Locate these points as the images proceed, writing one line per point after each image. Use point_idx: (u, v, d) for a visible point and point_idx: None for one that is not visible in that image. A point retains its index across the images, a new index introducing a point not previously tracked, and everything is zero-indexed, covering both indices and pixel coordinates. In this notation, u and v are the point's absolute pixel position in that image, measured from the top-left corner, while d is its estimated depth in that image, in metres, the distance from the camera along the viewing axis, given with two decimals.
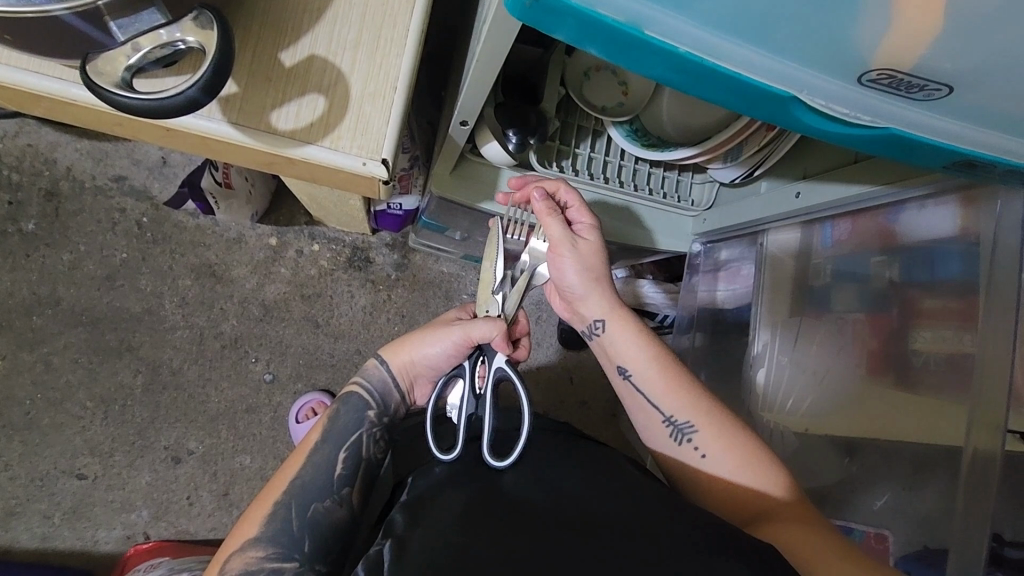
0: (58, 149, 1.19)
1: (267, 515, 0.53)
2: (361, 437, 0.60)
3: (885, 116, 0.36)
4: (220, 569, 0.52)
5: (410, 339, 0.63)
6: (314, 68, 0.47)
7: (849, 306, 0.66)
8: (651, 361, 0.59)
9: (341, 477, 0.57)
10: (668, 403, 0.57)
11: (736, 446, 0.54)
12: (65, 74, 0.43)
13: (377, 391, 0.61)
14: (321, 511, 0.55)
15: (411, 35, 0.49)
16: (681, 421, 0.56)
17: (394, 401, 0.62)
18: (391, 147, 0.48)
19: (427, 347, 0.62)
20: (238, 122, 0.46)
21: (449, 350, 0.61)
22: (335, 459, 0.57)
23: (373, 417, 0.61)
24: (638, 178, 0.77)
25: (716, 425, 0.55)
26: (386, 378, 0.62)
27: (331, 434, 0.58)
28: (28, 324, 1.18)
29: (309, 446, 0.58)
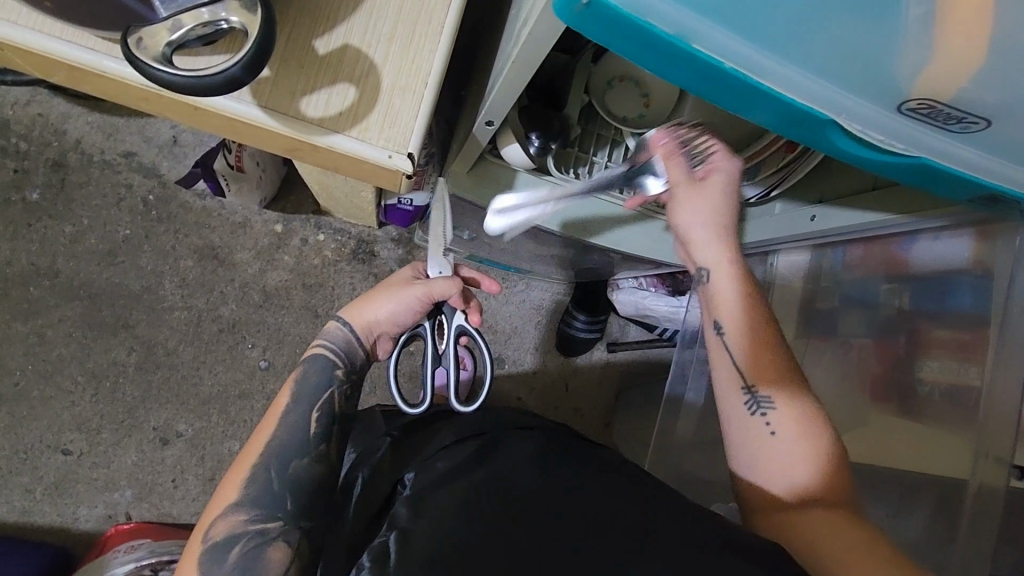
0: (68, 121, 1.18)
1: (244, 480, 0.53)
2: (332, 395, 0.59)
3: (920, 146, 0.36)
4: (203, 538, 0.51)
5: (369, 298, 0.61)
6: (347, 58, 0.47)
7: (856, 330, 0.66)
8: (750, 327, 0.59)
9: (315, 435, 0.56)
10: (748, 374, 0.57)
11: (811, 437, 0.53)
12: (98, 46, 0.43)
13: (342, 349, 0.60)
14: (301, 469, 0.54)
15: (445, 32, 0.49)
16: (762, 394, 0.56)
17: (360, 358, 0.61)
18: (418, 142, 0.48)
19: (389, 305, 0.61)
20: (267, 106, 0.46)
21: (414, 306, 0.61)
22: (307, 419, 0.57)
23: (340, 375, 0.59)
24: None
25: (800, 411, 0.55)
26: (349, 337, 0.60)
27: (301, 397, 0.57)
28: (24, 294, 1.16)
29: (279, 410, 0.57)
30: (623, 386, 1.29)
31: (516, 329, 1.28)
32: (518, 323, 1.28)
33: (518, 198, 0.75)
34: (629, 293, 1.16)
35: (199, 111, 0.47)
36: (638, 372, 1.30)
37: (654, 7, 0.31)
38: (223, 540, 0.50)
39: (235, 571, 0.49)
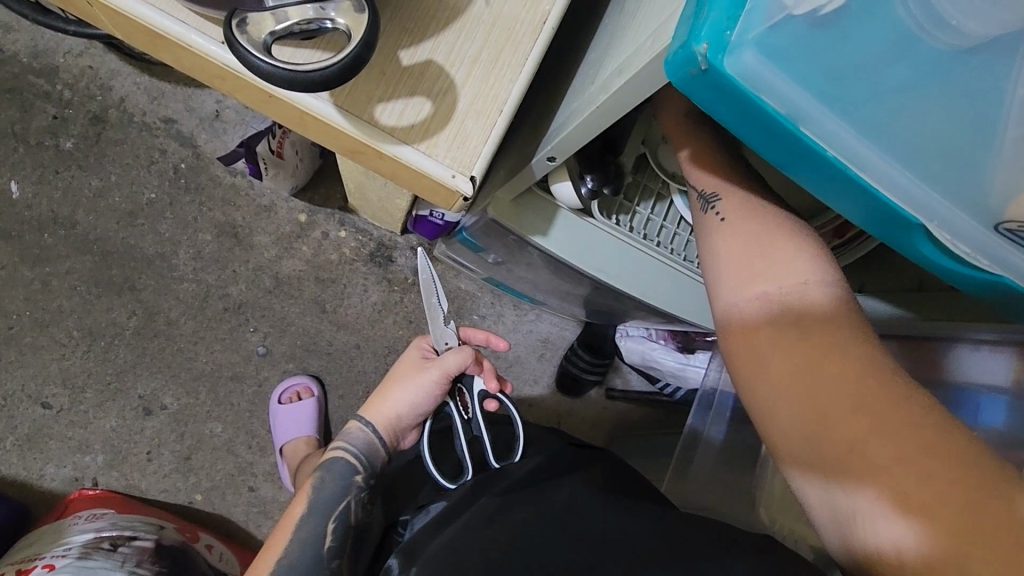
0: (116, 78, 1.18)
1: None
2: (350, 504, 0.56)
3: (1003, 264, 0.35)
4: None
5: (387, 394, 0.62)
6: (428, 73, 0.47)
7: None
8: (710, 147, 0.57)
9: (330, 549, 0.53)
10: (700, 185, 0.56)
11: (750, 236, 0.51)
12: (189, 19, 0.42)
13: (364, 453, 0.59)
14: None
15: (528, 65, 0.49)
16: (708, 193, 0.55)
17: (381, 459, 0.60)
18: (482, 167, 0.48)
19: (408, 396, 0.61)
20: (343, 107, 0.46)
21: (434, 390, 0.62)
22: (323, 530, 0.54)
23: (360, 480, 0.58)
24: (688, 249, 0.79)
25: (746, 212, 0.52)
26: (370, 439, 0.59)
27: (317, 504, 0.55)
28: (37, 239, 1.15)
29: (291, 520, 0.54)
30: (616, 434, 1.28)
31: (519, 359, 1.26)
32: (523, 353, 1.27)
33: (556, 234, 0.75)
34: (638, 343, 1.15)
35: (273, 99, 0.46)
36: (633, 422, 1.28)
37: (772, 84, 0.30)
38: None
39: None
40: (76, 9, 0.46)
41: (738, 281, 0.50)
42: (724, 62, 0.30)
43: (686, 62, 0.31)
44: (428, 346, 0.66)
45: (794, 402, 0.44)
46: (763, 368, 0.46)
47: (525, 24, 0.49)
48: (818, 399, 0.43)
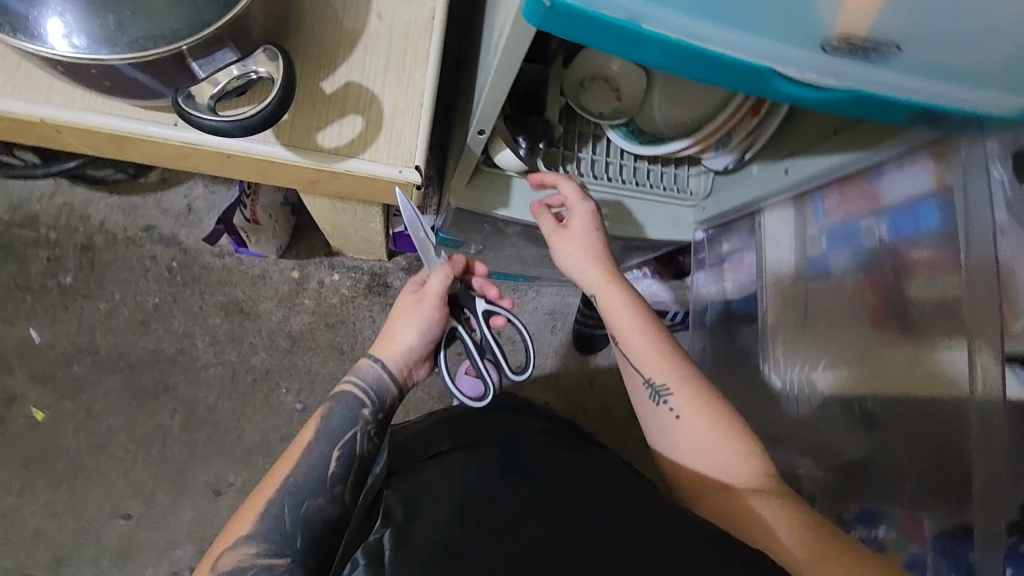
0: (90, 206, 1.27)
1: (257, 512, 0.59)
2: (356, 434, 0.65)
3: (846, 77, 0.42)
4: (213, 561, 0.57)
5: (388, 330, 0.68)
6: (350, 92, 0.54)
7: (846, 269, 0.72)
8: (642, 328, 0.65)
9: (333, 476, 0.62)
10: (648, 370, 0.63)
11: (698, 424, 0.60)
12: (142, 114, 0.50)
13: (368, 387, 0.66)
14: (313, 508, 0.60)
15: (431, 58, 0.56)
16: (658, 383, 0.62)
17: (388, 394, 0.67)
18: (422, 155, 0.55)
19: (405, 329, 0.67)
20: (290, 144, 0.53)
21: (434, 315, 0.67)
22: (328, 457, 0.62)
23: (367, 414, 0.66)
24: (638, 175, 0.84)
25: (691, 392, 0.61)
26: (374, 374, 0.66)
27: (324, 435, 0.63)
28: (69, 373, 1.23)
29: (301, 445, 0.63)
30: None
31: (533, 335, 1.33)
32: (534, 329, 1.34)
33: (516, 201, 0.81)
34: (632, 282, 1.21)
35: (231, 158, 0.53)
36: None
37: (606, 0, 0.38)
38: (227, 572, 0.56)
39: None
40: (48, 141, 0.54)
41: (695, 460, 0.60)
42: None
43: (535, 5, 0.38)
44: (420, 277, 0.70)
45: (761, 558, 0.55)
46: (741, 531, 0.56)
47: (419, 25, 0.56)
48: (786, 553, 0.53)
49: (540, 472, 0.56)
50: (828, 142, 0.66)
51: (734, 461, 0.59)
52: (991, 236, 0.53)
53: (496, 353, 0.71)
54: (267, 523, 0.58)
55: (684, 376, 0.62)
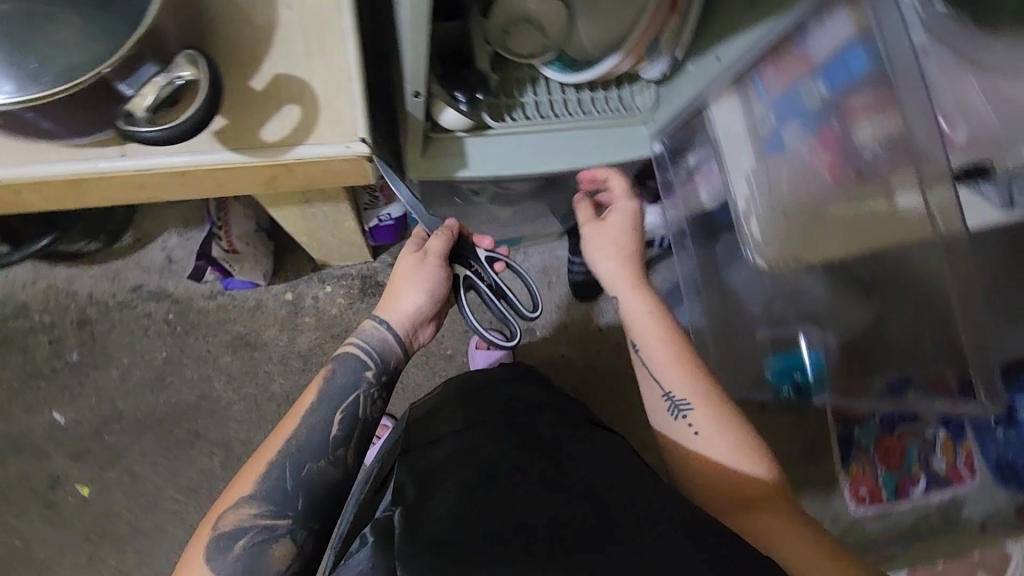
0: (76, 281, 1.30)
1: (260, 473, 0.66)
2: (358, 396, 0.73)
3: None
4: (215, 521, 0.64)
5: (392, 290, 0.76)
6: (280, 84, 0.56)
7: (800, 137, 0.74)
8: (665, 347, 0.75)
9: (335, 439, 0.70)
10: (670, 386, 0.73)
11: (719, 442, 0.70)
12: (92, 154, 0.52)
13: (371, 347, 0.75)
14: (314, 470, 0.68)
15: (347, 32, 0.57)
16: (677, 397, 0.72)
17: (390, 356, 0.75)
18: (364, 126, 0.56)
19: (408, 289, 0.75)
20: (238, 147, 0.54)
21: (434, 273, 0.75)
22: (331, 419, 0.70)
23: (370, 375, 0.74)
24: (584, 105, 0.86)
25: (709, 412, 0.71)
26: (378, 333, 0.75)
27: (326, 397, 0.72)
28: (103, 443, 1.28)
29: (305, 407, 0.71)
30: None
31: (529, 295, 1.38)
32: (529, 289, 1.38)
33: (474, 160, 0.84)
34: None
35: (186, 175, 0.55)
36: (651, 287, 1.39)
37: None
38: (230, 531, 0.63)
39: (242, 554, 0.63)
40: (13, 206, 0.56)
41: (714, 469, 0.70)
42: None
43: None
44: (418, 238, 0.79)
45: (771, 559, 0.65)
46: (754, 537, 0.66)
47: (328, 2, 0.57)
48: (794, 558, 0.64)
49: (547, 476, 0.64)
50: (753, 16, 0.67)
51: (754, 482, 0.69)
52: (913, 61, 0.58)
53: (509, 295, 0.77)
54: (269, 486, 0.66)
55: (705, 396, 0.72)
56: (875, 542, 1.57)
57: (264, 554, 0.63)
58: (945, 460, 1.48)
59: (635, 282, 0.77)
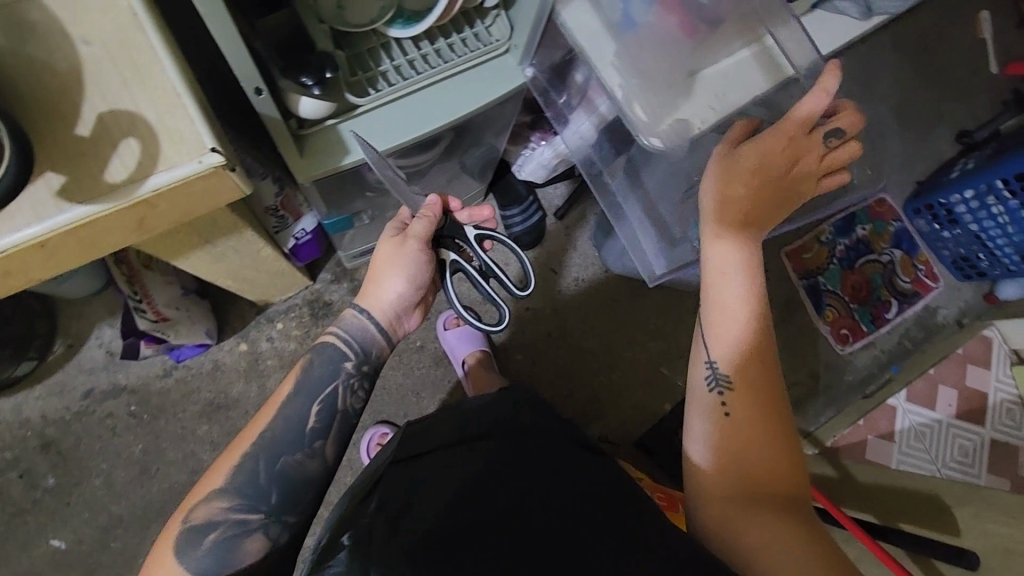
0: (23, 408, 1.26)
1: (232, 465, 0.70)
2: (338, 388, 0.77)
3: None
4: (189, 510, 0.68)
5: (374, 280, 0.79)
6: (108, 123, 0.53)
7: (646, 12, 0.77)
8: (737, 317, 0.71)
9: (311, 432, 0.74)
10: (723, 357, 0.71)
11: (743, 436, 0.68)
12: None
13: (350, 334, 0.79)
14: (292, 461, 0.72)
15: (158, 48, 0.55)
16: (721, 369, 0.71)
17: (367, 348, 0.79)
18: (210, 136, 0.55)
19: (390, 279, 0.78)
20: (87, 198, 0.52)
21: (414, 257, 0.77)
22: (309, 411, 0.75)
23: (350, 365, 0.78)
24: (442, 54, 0.85)
25: (748, 401, 0.69)
26: (356, 323, 0.79)
27: (304, 386, 0.76)
28: (112, 552, 1.26)
29: (282, 397, 0.75)
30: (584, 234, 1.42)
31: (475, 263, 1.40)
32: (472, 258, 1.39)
33: (354, 143, 0.82)
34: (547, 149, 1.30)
35: (46, 245, 0.52)
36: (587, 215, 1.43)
37: None
38: (202, 524, 0.67)
39: (213, 547, 0.66)
40: None
41: (724, 449, 0.67)
42: None
43: None
44: (398, 221, 0.80)
45: (747, 546, 0.62)
46: (737, 526, 0.63)
47: (125, 26, 0.54)
48: (771, 555, 0.60)
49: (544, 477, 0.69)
50: None
51: (768, 481, 0.66)
52: None
53: (496, 273, 0.81)
54: (241, 481, 0.69)
55: (750, 383, 0.70)
56: (872, 373, 1.61)
57: (237, 547, 0.67)
58: (908, 277, 1.64)
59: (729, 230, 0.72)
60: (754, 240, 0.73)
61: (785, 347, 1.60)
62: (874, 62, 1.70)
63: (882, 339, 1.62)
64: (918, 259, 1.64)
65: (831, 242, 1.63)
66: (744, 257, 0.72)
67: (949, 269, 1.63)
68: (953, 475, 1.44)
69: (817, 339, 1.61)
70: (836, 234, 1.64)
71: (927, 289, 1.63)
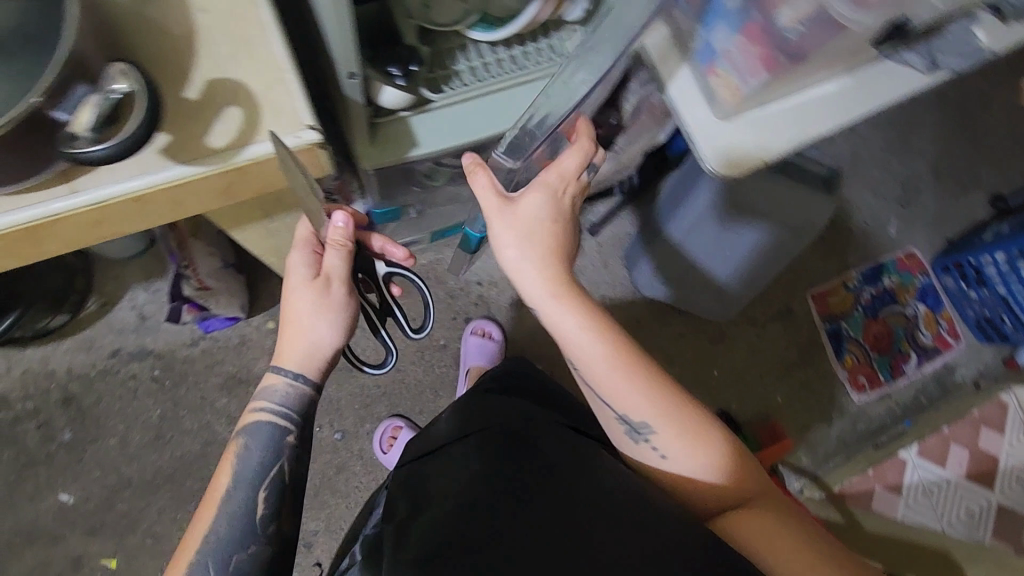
0: (50, 360, 1.27)
1: (187, 567, 0.66)
2: (282, 464, 0.72)
3: None
4: None
5: (295, 335, 0.71)
6: (213, 88, 0.55)
7: (727, 39, 0.75)
8: (604, 354, 0.69)
9: (262, 517, 0.69)
10: (621, 404, 0.69)
11: (684, 452, 0.68)
12: (27, 201, 0.51)
13: (282, 407, 0.72)
14: (245, 557, 0.68)
15: (268, 23, 0.57)
16: (632, 419, 0.69)
17: (299, 415, 0.73)
18: (309, 113, 0.56)
19: (314, 328, 0.71)
20: (188, 159, 0.54)
21: (338, 301, 0.71)
22: (254, 498, 0.69)
23: (291, 439, 0.73)
24: (517, 62, 0.86)
25: (667, 429, 0.68)
26: (283, 394, 0.72)
27: (240, 477, 0.69)
28: (116, 514, 1.26)
29: (221, 493, 0.69)
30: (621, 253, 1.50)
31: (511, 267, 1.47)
32: None
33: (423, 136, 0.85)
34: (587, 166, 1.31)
35: (142, 200, 0.54)
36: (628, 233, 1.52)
37: None
38: None
39: None
40: None
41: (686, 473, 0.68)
42: None
43: None
44: (305, 251, 0.72)
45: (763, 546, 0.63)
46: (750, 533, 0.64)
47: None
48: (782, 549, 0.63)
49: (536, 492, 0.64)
50: None
51: (741, 483, 0.67)
52: None
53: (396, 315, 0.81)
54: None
55: (660, 410, 0.68)
56: (887, 424, 1.60)
57: None
58: (930, 332, 1.63)
59: (555, 291, 0.70)
60: (578, 296, 0.71)
61: (802, 388, 1.59)
62: (913, 121, 1.73)
63: (898, 391, 1.61)
64: (942, 316, 1.63)
65: (857, 289, 1.65)
66: (583, 319, 0.70)
67: (972, 329, 1.63)
68: (959, 536, 1.46)
69: (834, 384, 1.60)
70: (863, 282, 1.65)
71: (948, 346, 1.62)
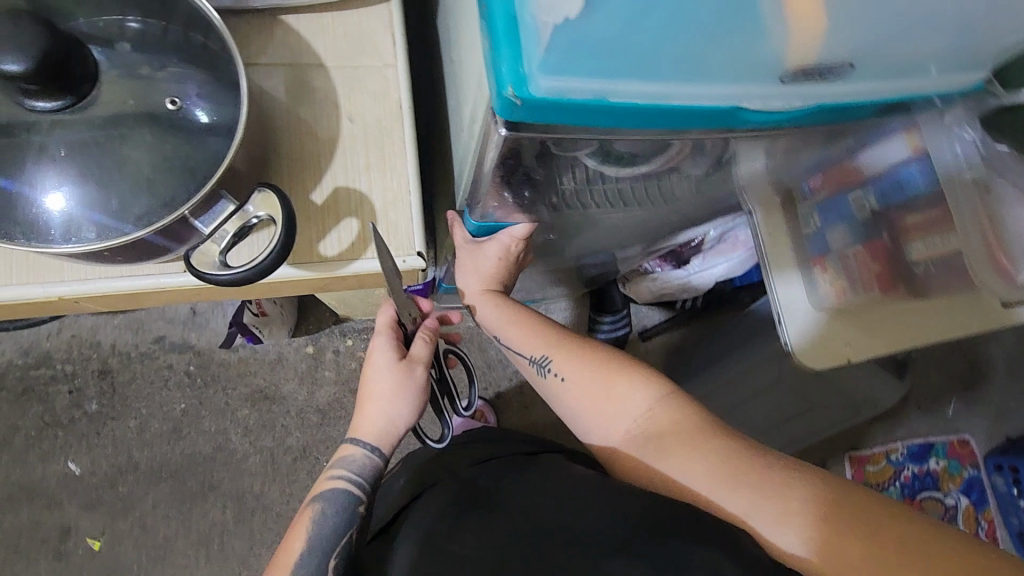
0: (99, 331, 1.31)
1: None
2: (352, 534, 0.67)
3: (812, 97, 0.49)
4: None
5: (372, 411, 0.69)
6: (340, 197, 0.61)
7: (845, 241, 0.79)
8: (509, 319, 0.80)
9: None
10: (532, 349, 0.76)
11: (588, 374, 0.71)
12: (154, 269, 0.63)
13: (358, 476, 0.69)
14: None
15: (407, 148, 0.63)
16: (540, 358, 0.75)
17: (371, 487, 0.70)
18: (420, 240, 0.61)
19: (393, 409, 0.69)
20: (298, 261, 0.59)
21: (420, 384, 0.70)
22: (326, 566, 0.63)
23: (362, 509, 0.69)
24: None
25: (566, 355, 0.74)
26: (360, 467, 0.69)
27: (314, 544, 0.64)
28: (115, 494, 1.27)
29: (293, 558, 0.63)
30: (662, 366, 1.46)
31: None
32: None
33: None
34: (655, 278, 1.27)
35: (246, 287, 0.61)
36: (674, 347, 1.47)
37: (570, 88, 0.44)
38: None
39: None
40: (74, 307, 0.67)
41: (602, 419, 0.69)
42: (527, 93, 0.44)
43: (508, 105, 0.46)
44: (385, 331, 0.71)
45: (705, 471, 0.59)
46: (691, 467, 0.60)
47: (389, 119, 0.63)
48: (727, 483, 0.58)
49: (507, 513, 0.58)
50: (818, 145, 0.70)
51: (660, 417, 0.65)
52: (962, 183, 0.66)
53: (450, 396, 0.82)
54: None
55: (563, 347, 0.75)
56: None
57: None
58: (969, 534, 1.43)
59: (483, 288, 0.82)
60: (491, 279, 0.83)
61: None
62: None
63: None
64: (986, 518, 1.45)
65: (899, 463, 1.53)
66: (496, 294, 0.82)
67: None
68: None
69: None
70: (907, 457, 1.54)
71: None
